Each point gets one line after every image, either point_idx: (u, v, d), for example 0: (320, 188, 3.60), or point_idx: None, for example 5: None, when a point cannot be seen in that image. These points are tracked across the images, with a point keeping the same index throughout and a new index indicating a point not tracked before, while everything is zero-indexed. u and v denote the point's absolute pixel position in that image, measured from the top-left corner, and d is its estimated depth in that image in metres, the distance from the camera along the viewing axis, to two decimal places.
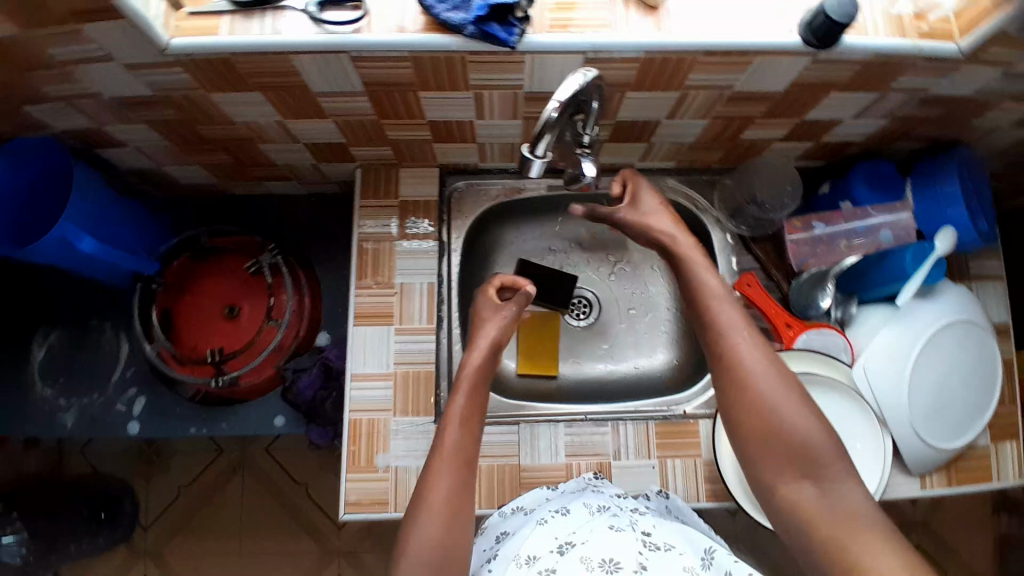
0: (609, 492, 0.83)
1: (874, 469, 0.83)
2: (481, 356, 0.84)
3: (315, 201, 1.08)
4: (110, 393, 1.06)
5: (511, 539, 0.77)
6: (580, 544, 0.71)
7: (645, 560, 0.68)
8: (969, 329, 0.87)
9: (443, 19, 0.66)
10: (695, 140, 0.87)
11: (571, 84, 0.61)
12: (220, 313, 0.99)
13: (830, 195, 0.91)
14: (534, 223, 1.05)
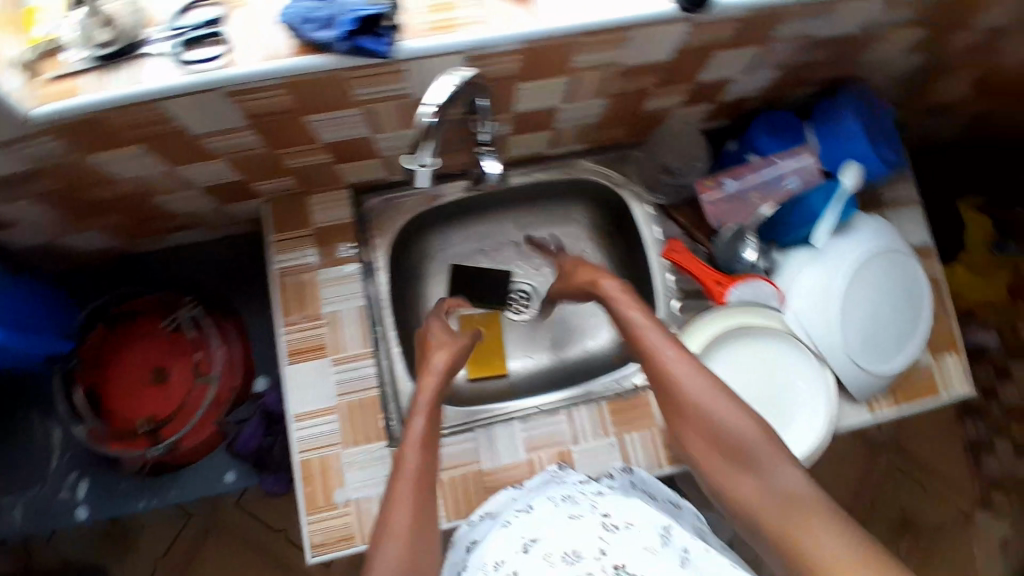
0: (572, 479, 0.82)
1: (817, 406, 0.87)
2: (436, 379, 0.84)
3: (233, 243, 1.04)
4: (52, 482, 0.99)
5: (479, 546, 0.75)
6: (543, 538, 0.70)
7: (606, 544, 0.67)
8: (891, 255, 0.89)
9: (312, 39, 0.63)
10: (599, 120, 0.87)
11: (445, 84, 0.59)
12: (147, 380, 0.95)
13: (736, 151, 0.93)
14: (459, 226, 1.03)
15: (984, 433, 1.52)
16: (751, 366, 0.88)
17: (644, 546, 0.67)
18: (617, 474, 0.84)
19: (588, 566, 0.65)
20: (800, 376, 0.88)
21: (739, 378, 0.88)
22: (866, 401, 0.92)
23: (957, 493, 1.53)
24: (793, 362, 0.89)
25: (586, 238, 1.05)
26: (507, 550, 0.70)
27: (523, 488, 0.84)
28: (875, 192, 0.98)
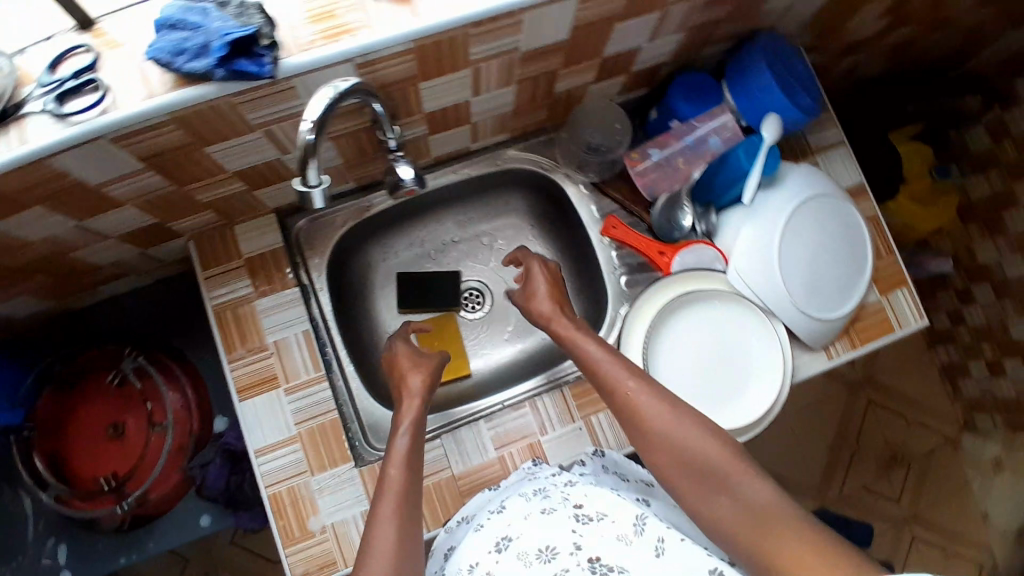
0: (544, 474, 0.82)
1: (773, 362, 0.88)
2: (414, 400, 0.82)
3: (172, 285, 1.02)
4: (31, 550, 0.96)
5: (456, 553, 0.76)
6: (517, 537, 0.71)
7: (579, 538, 0.69)
8: (823, 200, 0.90)
9: (187, 70, 0.62)
10: (515, 109, 0.86)
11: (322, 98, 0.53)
12: (106, 436, 0.94)
13: (659, 119, 0.93)
14: (397, 234, 1.02)
15: (955, 356, 1.60)
16: (704, 329, 0.90)
17: (617, 537, 0.68)
18: (589, 459, 0.84)
19: (563, 563, 0.66)
20: (753, 334, 0.89)
21: (694, 343, 0.90)
22: (822, 348, 0.93)
23: (939, 419, 1.65)
24: (745, 321, 0.89)
25: (527, 226, 1.05)
26: (482, 552, 0.71)
27: (501, 487, 0.84)
28: (801, 139, 0.98)
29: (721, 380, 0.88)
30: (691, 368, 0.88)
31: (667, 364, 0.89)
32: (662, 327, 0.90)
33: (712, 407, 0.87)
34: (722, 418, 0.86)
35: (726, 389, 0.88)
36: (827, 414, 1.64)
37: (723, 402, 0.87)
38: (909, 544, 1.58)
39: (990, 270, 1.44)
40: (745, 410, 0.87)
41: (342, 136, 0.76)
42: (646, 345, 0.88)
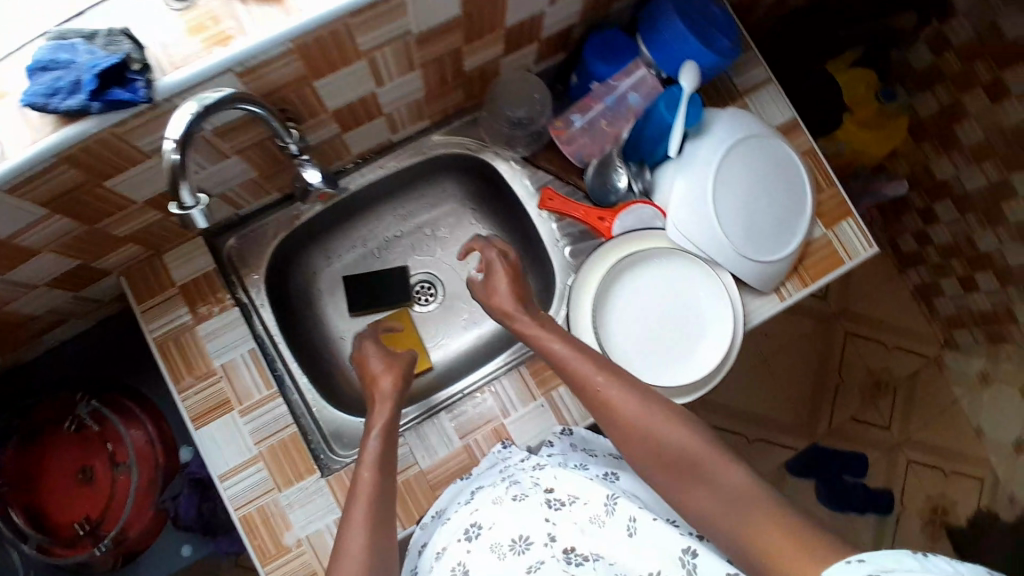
0: (516, 458, 0.82)
1: (725, 320, 0.88)
2: (386, 406, 0.81)
3: (116, 323, 1.00)
4: None
5: (427, 546, 0.76)
6: (488, 527, 0.70)
7: (553, 526, 0.69)
8: (751, 143, 0.89)
9: (64, 110, 0.59)
10: (427, 93, 0.83)
11: (182, 117, 0.50)
12: (76, 480, 0.93)
13: (579, 83, 0.91)
14: (336, 237, 1.00)
15: (926, 276, 1.61)
16: (649, 290, 0.90)
17: (589, 520, 0.70)
18: (557, 438, 0.84)
19: (538, 554, 0.67)
20: (700, 288, 0.89)
21: (641, 306, 0.89)
22: (773, 290, 0.93)
23: (921, 341, 1.66)
24: (690, 276, 0.90)
25: (466, 210, 1.04)
26: (454, 544, 0.71)
27: (473, 475, 0.84)
28: (727, 83, 0.97)
29: (672, 338, 0.89)
30: (640, 330, 0.89)
31: (616, 330, 0.89)
32: (607, 294, 0.90)
33: (665, 367, 0.87)
34: (675, 377, 0.87)
35: (678, 347, 0.88)
36: (808, 351, 1.64)
37: (675, 359, 0.88)
38: (905, 467, 1.61)
39: (950, 186, 1.43)
40: (698, 365, 0.88)
41: (247, 148, 0.74)
42: (593, 314, 0.88)
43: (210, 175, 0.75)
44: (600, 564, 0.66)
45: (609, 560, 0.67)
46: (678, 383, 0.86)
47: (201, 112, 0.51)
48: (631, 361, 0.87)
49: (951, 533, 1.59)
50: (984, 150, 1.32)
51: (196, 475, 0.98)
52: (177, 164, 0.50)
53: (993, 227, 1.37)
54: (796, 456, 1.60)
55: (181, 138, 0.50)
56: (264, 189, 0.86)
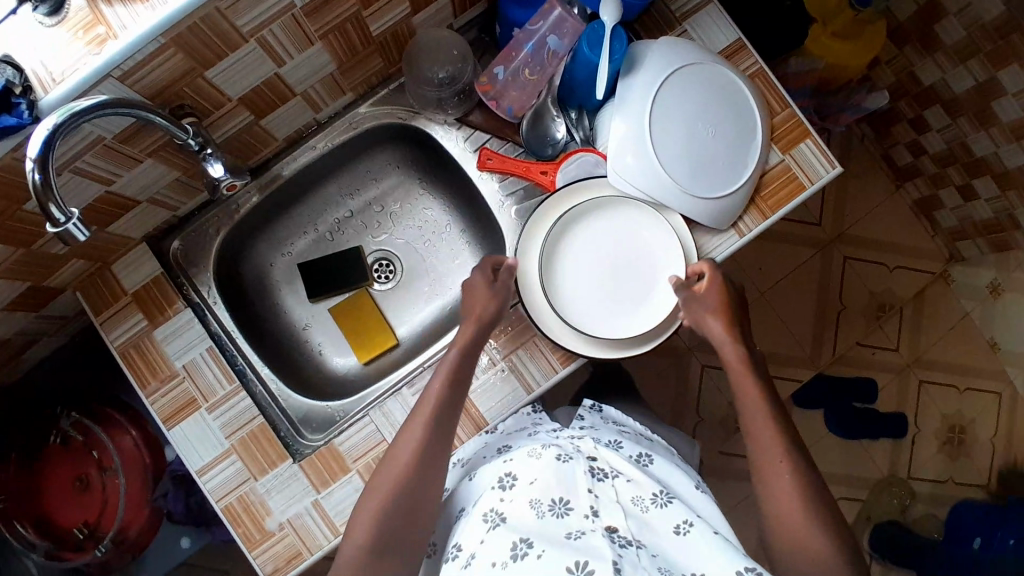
0: (546, 429, 0.89)
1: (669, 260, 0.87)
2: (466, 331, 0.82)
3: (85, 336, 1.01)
4: None
5: (460, 493, 0.85)
6: (525, 486, 0.76)
7: (595, 502, 0.74)
8: (687, 73, 0.85)
9: None
10: (339, 65, 0.81)
11: (39, 134, 0.50)
12: (76, 487, 0.98)
13: (504, 31, 0.89)
14: (282, 224, 1.00)
15: (925, 189, 1.53)
16: (595, 241, 0.88)
17: (633, 502, 0.76)
18: (586, 413, 0.97)
19: (578, 523, 0.71)
20: (651, 235, 0.87)
21: (591, 258, 0.88)
22: (730, 227, 0.89)
23: (924, 257, 1.59)
24: (640, 222, 0.88)
25: (412, 179, 1.02)
26: (489, 493, 0.78)
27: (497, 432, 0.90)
28: (661, 11, 0.92)
29: (623, 288, 0.87)
30: (591, 282, 0.88)
31: (567, 284, 0.88)
32: (556, 251, 0.88)
33: (617, 317, 0.86)
34: (629, 326, 0.86)
35: (630, 296, 0.87)
36: (806, 281, 1.58)
37: (628, 309, 0.87)
38: (916, 389, 1.57)
39: (937, 90, 1.34)
40: (652, 315, 0.86)
41: (158, 148, 0.74)
42: (542, 271, 0.87)
43: (133, 180, 0.77)
44: (642, 551, 0.68)
45: (652, 551, 0.70)
46: (632, 333, 0.86)
47: (61, 125, 0.51)
48: (584, 313, 0.86)
49: (969, 449, 1.56)
50: (968, 49, 1.23)
51: (180, 472, 1.01)
52: (37, 181, 0.50)
53: (986, 129, 1.29)
54: (804, 388, 1.56)
55: (41, 157, 0.50)
56: (192, 187, 0.86)
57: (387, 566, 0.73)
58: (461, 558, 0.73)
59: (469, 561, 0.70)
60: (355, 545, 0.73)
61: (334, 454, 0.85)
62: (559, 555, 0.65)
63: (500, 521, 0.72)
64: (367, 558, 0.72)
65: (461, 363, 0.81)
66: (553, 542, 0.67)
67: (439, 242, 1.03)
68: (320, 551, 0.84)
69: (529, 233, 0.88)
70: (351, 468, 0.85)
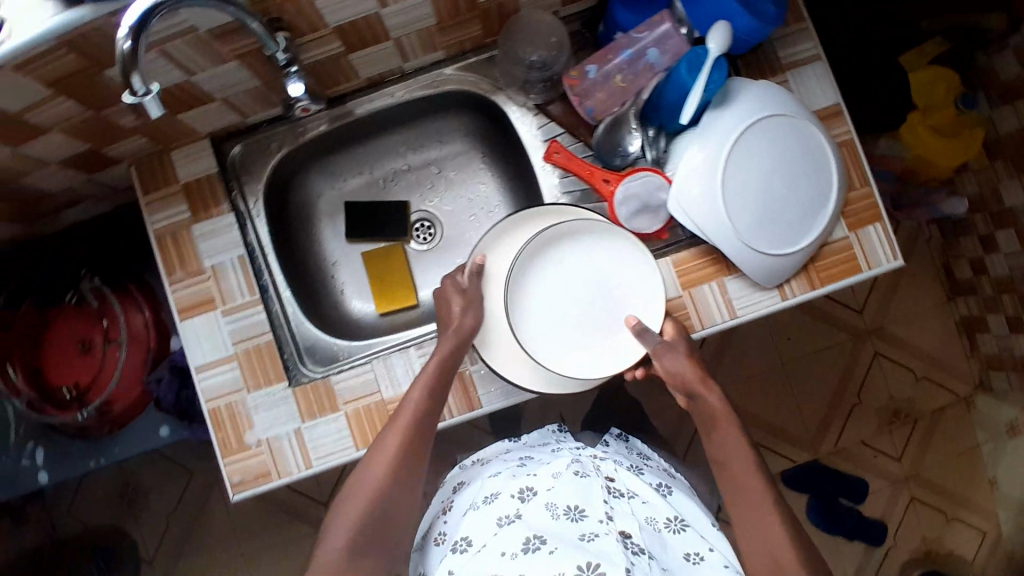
0: (569, 445, 0.97)
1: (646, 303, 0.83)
2: (452, 346, 0.83)
3: (124, 214, 1.05)
4: (12, 453, 1.03)
5: (465, 488, 0.92)
6: (543, 491, 0.81)
7: (610, 509, 0.78)
8: (776, 124, 0.83)
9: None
10: (439, 21, 0.82)
11: (140, 4, 0.53)
12: (77, 350, 0.99)
13: (606, 32, 0.88)
14: (341, 159, 1.01)
15: (975, 309, 1.48)
16: (571, 265, 0.86)
17: (649, 520, 0.81)
18: (613, 439, 1.07)
19: (594, 527, 0.75)
20: (635, 273, 0.84)
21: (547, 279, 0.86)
22: (776, 287, 0.88)
23: (953, 377, 1.54)
24: (623, 257, 0.84)
25: (476, 151, 1.03)
26: (506, 499, 0.82)
27: (520, 442, 1.02)
28: (769, 56, 0.91)
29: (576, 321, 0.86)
30: (555, 304, 0.85)
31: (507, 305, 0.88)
32: (530, 260, 0.86)
33: (571, 349, 0.84)
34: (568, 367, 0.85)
35: (591, 329, 0.85)
36: (828, 365, 1.54)
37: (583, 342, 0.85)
38: (905, 504, 1.53)
39: (1016, 214, 1.29)
40: (609, 360, 0.84)
41: (246, 54, 0.76)
42: (513, 275, 0.85)
43: (213, 77, 0.79)
44: (652, 562, 0.73)
45: (660, 563, 0.74)
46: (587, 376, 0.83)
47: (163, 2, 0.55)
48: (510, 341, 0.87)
49: None
50: None
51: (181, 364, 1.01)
52: (126, 49, 0.53)
53: None
54: (794, 469, 1.53)
55: (136, 27, 0.53)
56: (267, 99, 0.88)
57: (390, 519, 0.75)
58: (471, 550, 0.77)
59: (480, 553, 0.75)
60: (364, 502, 0.74)
61: (329, 390, 0.86)
62: (573, 553, 0.70)
63: (515, 517, 0.77)
64: (371, 504, 0.73)
65: (439, 355, 0.82)
66: (567, 543, 0.72)
67: (484, 220, 1.03)
68: (287, 478, 0.85)
69: (483, 249, 0.88)
70: (341, 409, 0.86)
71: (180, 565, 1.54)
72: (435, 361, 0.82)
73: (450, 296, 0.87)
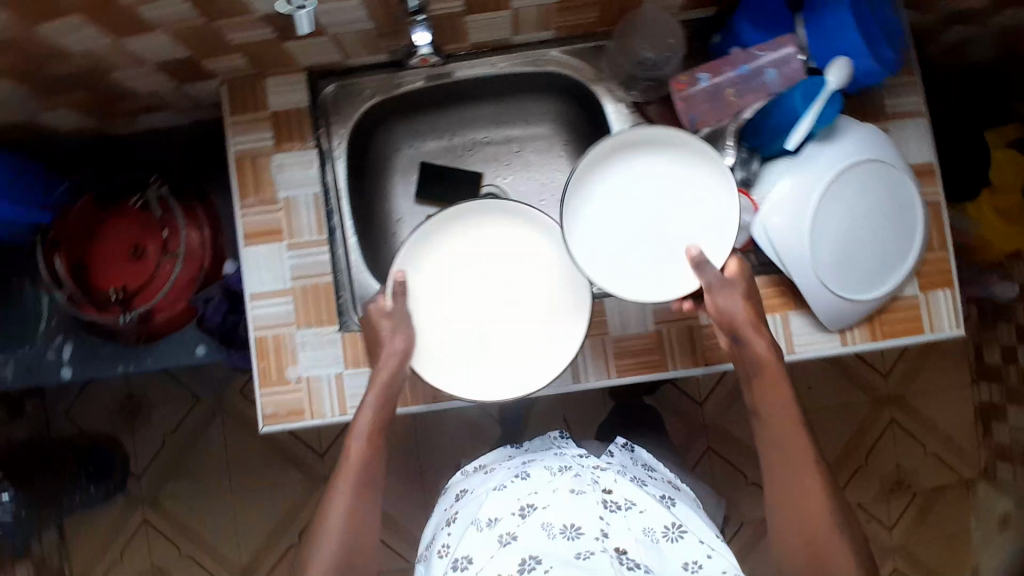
0: (571, 451, 0.94)
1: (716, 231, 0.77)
2: (392, 373, 0.78)
3: (195, 133, 1.05)
4: (39, 343, 1.01)
5: (467, 497, 0.90)
6: (542, 507, 0.80)
7: (606, 525, 0.78)
8: (876, 170, 0.83)
9: None
10: (563, 1, 0.81)
11: None
12: (127, 254, 0.97)
13: (721, 45, 0.88)
14: (427, 118, 1.01)
15: (997, 397, 1.47)
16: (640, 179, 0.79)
17: (646, 531, 0.79)
18: (618, 449, 1.02)
19: (589, 544, 0.74)
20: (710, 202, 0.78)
21: (471, 286, 0.83)
22: (838, 331, 0.87)
23: (961, 459, 1.53)
24: (698, 179, 0.78)
25: (560, 138, 1.02)
26: (507, 516, 0.80)
27: (520, 448, 1.00)
28: (875, 102, 0.90)
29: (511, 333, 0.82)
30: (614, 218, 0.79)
31: (432, 317, 0.82)
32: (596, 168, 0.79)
33: (623, 270, 0.78)
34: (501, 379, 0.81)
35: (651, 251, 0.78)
36: (846, 423, 1.52)
37: (636, 265, 0.78)
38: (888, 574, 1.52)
39: None
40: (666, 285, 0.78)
41: None
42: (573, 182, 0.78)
43: (332, 12, 0.77)
44: None
45: None
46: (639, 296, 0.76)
47: None
48: (437, 354, 0.81)
49: None
50: None
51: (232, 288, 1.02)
52: None
53: None
54: None
55: None
56: (373, 44, 0.87)
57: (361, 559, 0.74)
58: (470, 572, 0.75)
59: None
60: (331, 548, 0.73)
61: None
62: None
63: (511, 539, 0.76)
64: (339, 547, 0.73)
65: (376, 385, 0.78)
66: (561, 561, 0.72)
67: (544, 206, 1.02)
68: (320, 419, 0.86)
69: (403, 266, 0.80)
70: None
71: (166, 488, 1.50)
72: (377, 393, 0.78)
73: (376, 322, 0.80)
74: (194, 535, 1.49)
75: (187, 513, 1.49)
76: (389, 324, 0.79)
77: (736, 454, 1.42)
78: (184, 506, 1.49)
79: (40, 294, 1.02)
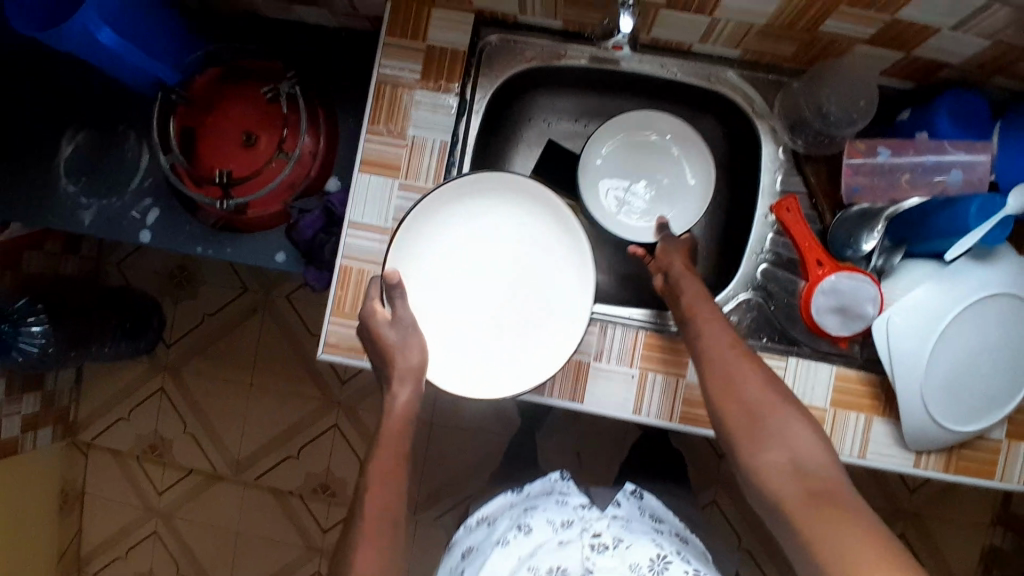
0: (573, 503, 0.85)
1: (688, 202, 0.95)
2: (408, 399, 0.73)
3: (335, 39, 1.02)
4: (127, 199, 1.01)
5: (474, 552, 0.84)
6: (534, 558, 0.75)
7: (591, 564, 0.74)
8: (1020, 308, 0.78)
9: None
10: (769, 25, 0.76)
11: None
12: (238, 139, 0.96)
13: (908, 123, 0.81)
14: (571, 98, 0.98)
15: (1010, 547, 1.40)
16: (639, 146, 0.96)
17: (632, 567, 0.73)
18: (626, 498, 0.92)
19: None
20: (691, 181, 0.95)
21: (469, 277, 0.83)
22: (914, 452, 0.82)
23: None
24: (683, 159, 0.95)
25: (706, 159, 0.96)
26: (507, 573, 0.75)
27: (521, 494, 0.92)
28: None
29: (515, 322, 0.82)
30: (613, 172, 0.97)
31: (431, 313, 0.81)
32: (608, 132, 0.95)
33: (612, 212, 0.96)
34: (512, 366, 0.80)
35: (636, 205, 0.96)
36: None
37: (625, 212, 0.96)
38: None
39: None
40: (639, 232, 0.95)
41: None
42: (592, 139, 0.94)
43: None
44: None
45: None
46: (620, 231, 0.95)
47: None
48: (446, 353, 0.80)
49: None
50: None
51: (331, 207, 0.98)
52: None
53: None
54: None
55: None
56: (555, 10, 0.82)
57: None
58: None
59: None
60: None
61: None
62: None
63: None
64: None
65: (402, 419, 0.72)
66: None
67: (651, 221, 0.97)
68: None
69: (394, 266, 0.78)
70: None
71: (191, 361, 1.51)
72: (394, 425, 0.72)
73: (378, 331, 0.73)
74: (203, 416, 1.50)
75: (202, 394, 1.51)
76: (393, 342, 0.73)
77: (740, 518, 1.39)
78: (203, 387, 1.51)
79: (143, 150, 1.02)
